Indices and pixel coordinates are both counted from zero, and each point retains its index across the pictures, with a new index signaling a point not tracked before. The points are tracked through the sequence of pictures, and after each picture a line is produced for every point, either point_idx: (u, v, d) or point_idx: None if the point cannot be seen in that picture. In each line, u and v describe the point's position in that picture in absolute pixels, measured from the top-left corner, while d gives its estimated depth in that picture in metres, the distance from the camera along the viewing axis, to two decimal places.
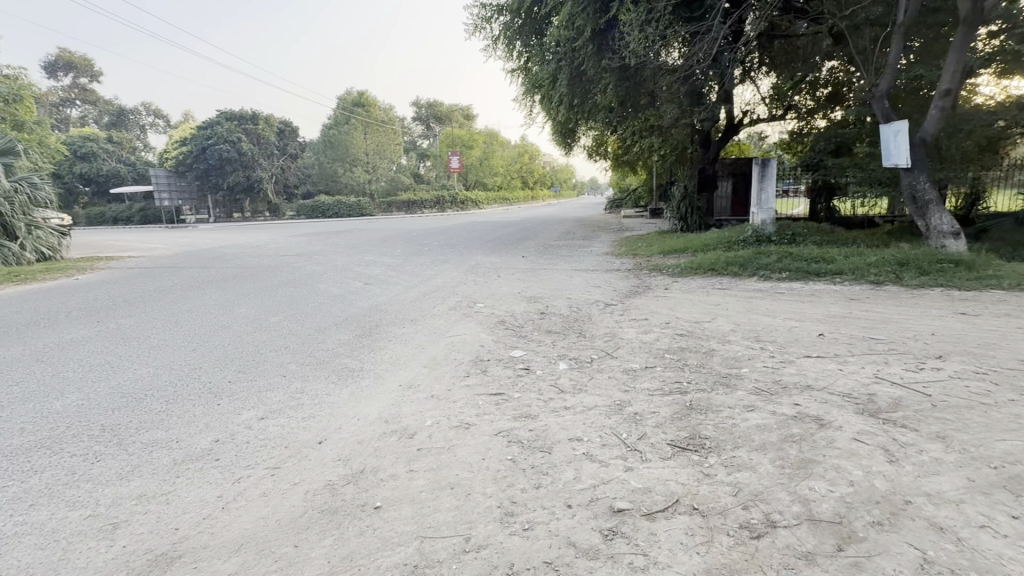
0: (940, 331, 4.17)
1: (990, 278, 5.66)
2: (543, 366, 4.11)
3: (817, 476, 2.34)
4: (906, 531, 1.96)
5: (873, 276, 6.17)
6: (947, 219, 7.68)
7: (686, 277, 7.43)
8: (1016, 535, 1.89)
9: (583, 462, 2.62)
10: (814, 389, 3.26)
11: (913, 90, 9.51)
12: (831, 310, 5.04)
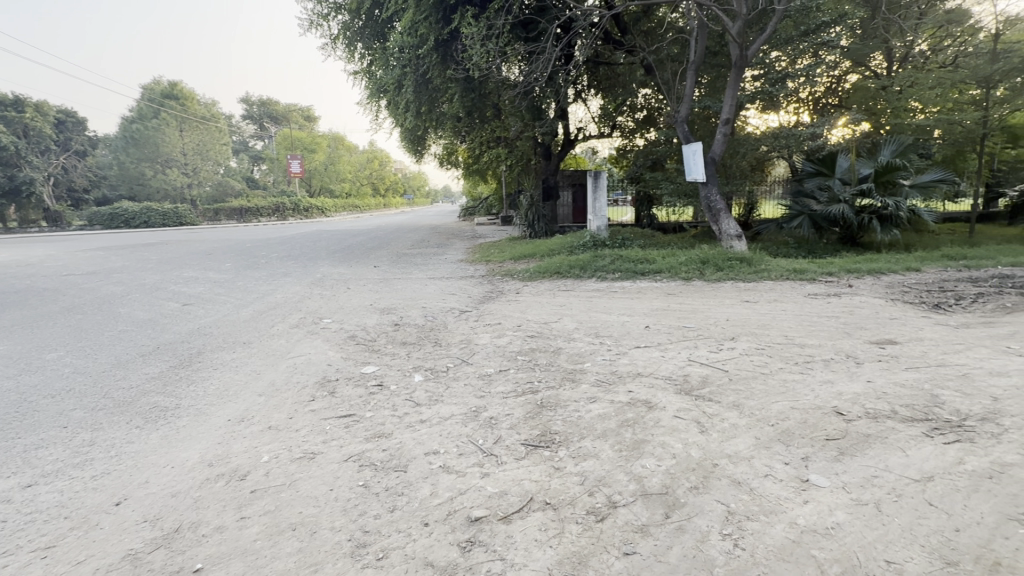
0: (732, 316, 5.07)
1: (763, 271, 7.08)
2: (397, 380, 3.95)
3: (647, 454, 2.63)
4: (715, 490, 2.30)
5: (684, 273, 7.26)
6: (732, 225, 9.40)
7: (535, 281, 7.86)
8: (788, 478, 2.36)
9: (439, 475, 2.57)
10: (643, 375, 3.69)
11: (704, 117, 11.46)
12: (654, 305, 5.77)
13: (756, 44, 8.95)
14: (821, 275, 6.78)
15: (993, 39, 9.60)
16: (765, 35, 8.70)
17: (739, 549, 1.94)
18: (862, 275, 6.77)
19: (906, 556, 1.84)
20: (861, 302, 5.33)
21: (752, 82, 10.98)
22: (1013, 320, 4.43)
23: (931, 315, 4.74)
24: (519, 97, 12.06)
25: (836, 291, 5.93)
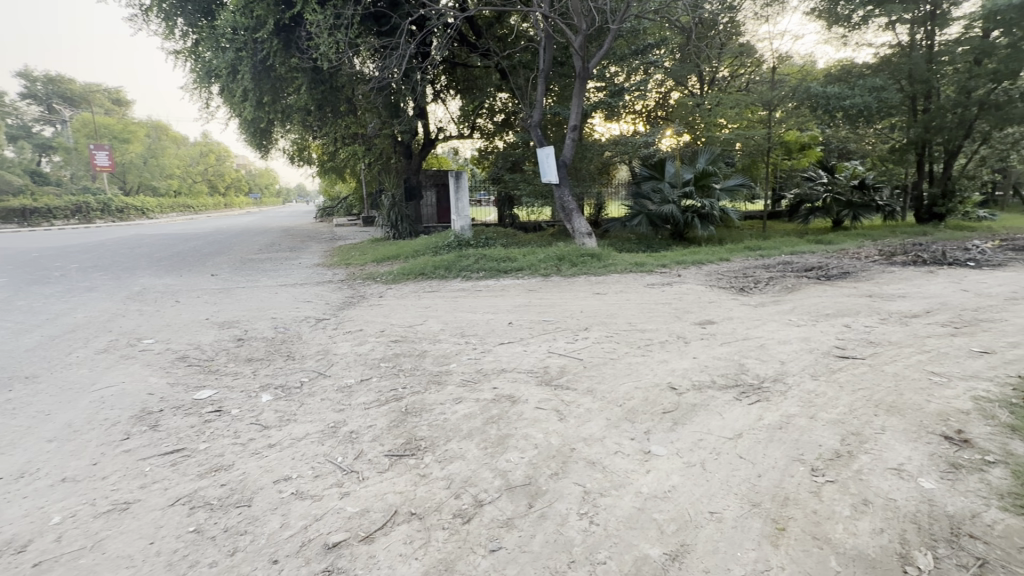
0: (586, 308, 5.48)
1: (611, 265, 7.80)
2: (240, 403, 3.49)
3: (511, 448, 2.70)
4: (573, 474, 2.44)
5: (543, 270, 7.65)
6: (584, 224, 10.19)
7: (399, 283, 7.62)
8: (633, 452, 2.61)
9: (291, 504, 2.32)
10: (507, 370, 3.79)
11: (556, 123, 12.23)
12: (516, 301, 5.98)
13: (596, 58, 9.82)
14: (657, 267, 7.69)
15: (771, 71, 11.86)
16: (602, 51, 9.57)
17: (594, 525, 2.09)
18: (688, 266, 7.83)
19: (725, 505, 2.15)
20: (687, 289, 6.16)
21: (595, 93, 12.03)
22: (793, 298, 5.52)
23: (738, 297, 5.67)
24: (374, 93, 11.59)
25: (668, 280, 6.77)
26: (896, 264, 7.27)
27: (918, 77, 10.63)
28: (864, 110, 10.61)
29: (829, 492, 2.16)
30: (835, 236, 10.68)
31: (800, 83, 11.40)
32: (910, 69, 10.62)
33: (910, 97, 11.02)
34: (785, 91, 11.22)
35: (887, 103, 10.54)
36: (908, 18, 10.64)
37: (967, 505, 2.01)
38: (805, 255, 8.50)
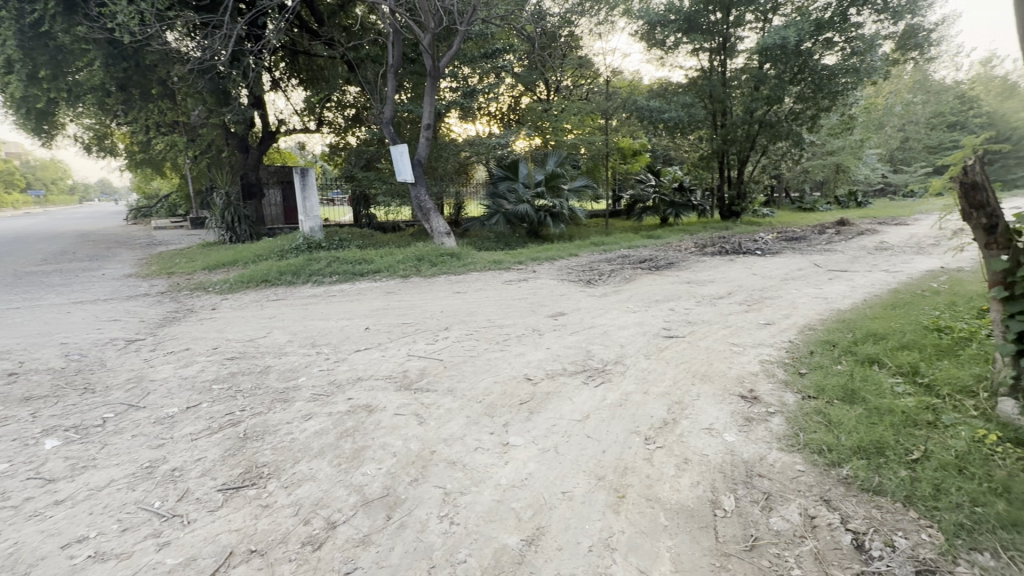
0: (446, 308, 5.47)
1: (470, 263, 7.91)
2: (12, 455, 2.76)
3: (367, 460, 2.56)
4: (433, 477, 2.41)
5: (402, 271, 7.45)
6: (442, 223, 10.16)
7: (236, 292, 6.76)
8: (492, 445, 2.67)
9: (89, 569, 1.91)
10: (363, 379, 3.59)
11: (409, 120, 11.99)
12: (374, 305, 5.72)
13: (445, 58, 9.84)
14: (514, 264, 8.00)
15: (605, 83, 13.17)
16: (452, 51, 9.63)
17: (454, 525, 2.08)
18: (542, 262, 8.31)
19: (575, 484, 2.31)
20: (541, 283, 6.53)
21: (448, 93, 12.15)
22: (630, 287, 6.19)
23: (585, 289, 6.17)
24: (195, 76, 10.11)
25: (524, 276, 7.09)
26: (707, 254, 8.61)
27: (716, 97, 12.73)
28: (678, 122, 12.36)
29: (659, 457, 2.45)
30: (663, 231, 12.30)
31: (629, 97, 12.89)
32: (710, 90, 12.67)
33: (712, 113, 13.13)
34: (618, 102, 12.56)
35: (695, 118, 12.45)
36: (706, 47, 12.66)
37: (757, 450, 2.45)
38: (639, 248, 9.63)
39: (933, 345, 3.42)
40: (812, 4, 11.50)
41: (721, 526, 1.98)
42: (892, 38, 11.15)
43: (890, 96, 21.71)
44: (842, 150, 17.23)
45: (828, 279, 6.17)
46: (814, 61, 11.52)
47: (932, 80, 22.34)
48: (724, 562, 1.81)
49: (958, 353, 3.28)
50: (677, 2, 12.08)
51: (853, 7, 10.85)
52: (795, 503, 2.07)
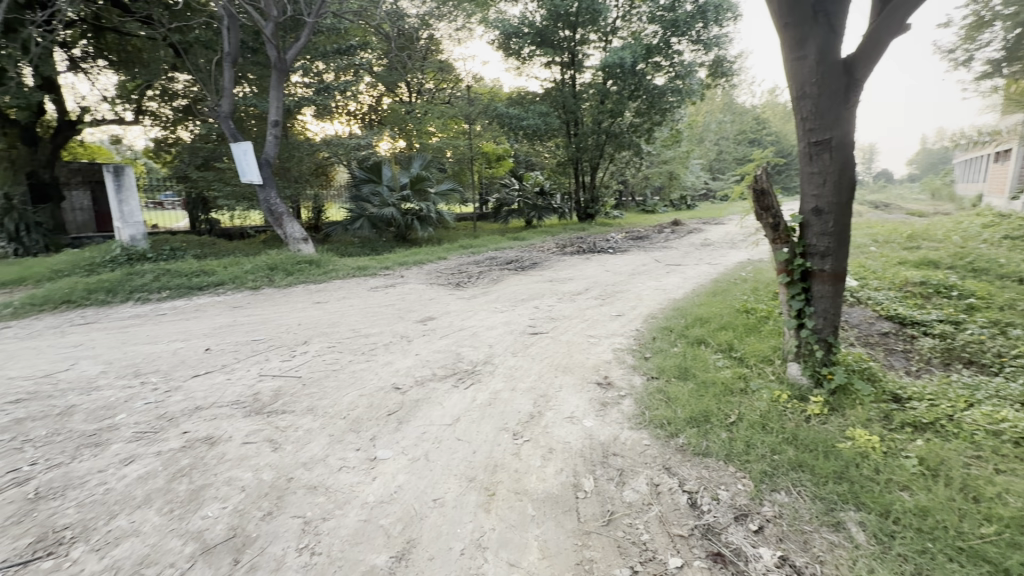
0: (304, 320, 5.05)
1: (332, 271, 7.42)
2: None
3: (207, 500, 2.24)
4: (291, 507, 2.19)
5: (251, 282, 6.70)
6: (298, 228, 9.36)
7: (24, 318, 5.45)
8: (358, 462, 2.52)
9: None
10: (203, 408, 3.14)
11: (254, 115, 10.84)
12: (217, 322, 5.04)
13: (293, 51, 9.15)
14: (381, 270, 7.71)
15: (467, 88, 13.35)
16: (300, 44, 8.95)
17: (316, 555, 1.92)
18: (410, 266, 8.13)
19: (445, 489, 2.28)
20: (409, 288, 6.38)
21: (300, 88, 11.23)
22: (497, 288, 6.36)
23: (454, 291, 6.19)
24: None
25: (392, 282, 6.86)
26: (567, 254, 9.24)
27: (568, 108, 13.78)
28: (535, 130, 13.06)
29: (526, 450, 2.54)
30: (527, 233, 12.91)
31: (489, 104, 13.31)
32: (563, 101, 13.64)
33: (565, 122, 14.13)
34: (479, 108, 12.85)
35: (550, 127, 13.27)
36: (557, 61, 13.60)
37: (612, 431, 2.68)
38: (506, 250, 9.96)
39: (743, 324, 4.10)
40: (643, 31, 12.98)
41: (583, 507, 2.11)
42: (705, 66, 13.03)
43: (707, 114, 25.52)
44: (674, 159, 19.83)
45: (666, 273, 7.04)
46: (647, 81, 13.02)
47: (736, 103, 26.81)
48: (585, 540, 1.92)
49: (760, 329, 3.98)
50: (530, 16, 12.80)
51: (674, 36, 12.35)
52: (643, 475, 2.30)
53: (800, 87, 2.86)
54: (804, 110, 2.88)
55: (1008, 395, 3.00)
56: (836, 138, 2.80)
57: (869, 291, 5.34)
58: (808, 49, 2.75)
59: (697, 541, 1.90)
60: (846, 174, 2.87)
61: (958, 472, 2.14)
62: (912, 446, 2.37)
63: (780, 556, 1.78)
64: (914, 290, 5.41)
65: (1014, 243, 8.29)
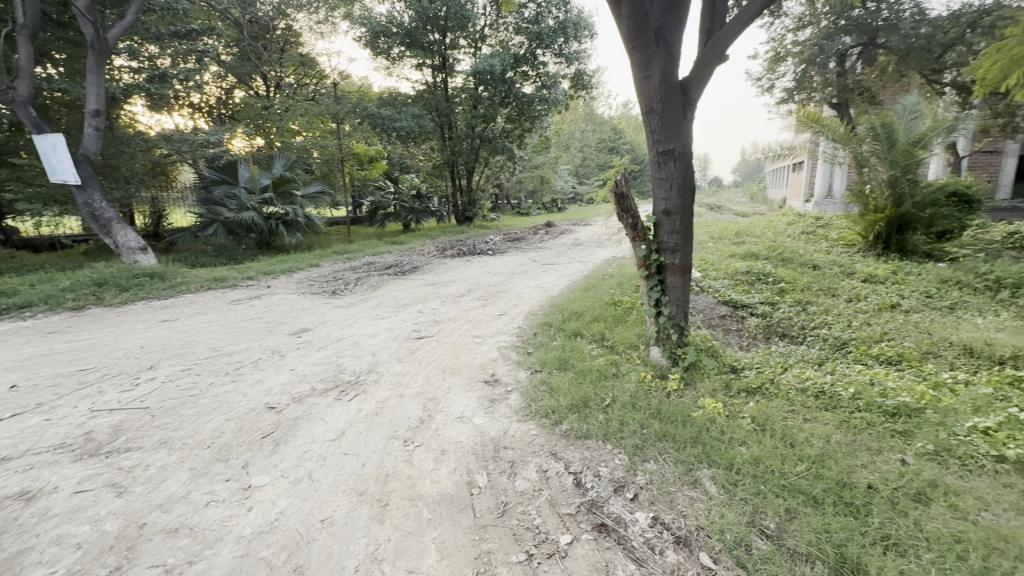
0: (149, 342, 4.37)
1: (180, 284, 6.50)
2: None
3: (26, 569, 1.83)
4: (146, 556, 1.90)
5: (72, 301, 5.59)
6: (132, 236, 8.02)
7: None
8: (229, 494, 2.26)
9: None
10: (12, 459, 2.55)
11: (64, 102, 9.04)
12: (26, 353, 4.12)
13: (115, 30, 7.88)
14: (242, 280, 6.96)
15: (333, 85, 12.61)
16: (125, 23, 7.73)
17: None
18: (277, 275, 7.48)
19: (334, 508, 2.15)
20: (279, 299, 5.87)
21: (127, 74, 9.59)
22: (377, 294, 6.15)
23: (331, 300, 5.84)
24: None
25: (257, 293, 6.24)
26: (448, 256, 9.26)
27: (442, 111, 13.80)
28: (409, 132, 12.84)
29: (418, 455, 2.51)
30: (404, 237, 12.67)
31: (359, 103, 12.75)
32: (436, 104, 13.61)
33: (439, 126, 14.10)
34: (347, 107, 12.24)
35: (424, 130, 13.14)
36: (428, 63, 13.54)
37: (501, 426, 2.77)
38: (384, 254, 9.67)
39: (612, 315, 4.51)
40: (511, 40, 13.49)
41: (478, 503, 2.15)
42: (568, 78, 13.97)
43: (572, 123, 27.34)
44: (544, 164, 20.91)
45: (542, 272, 7.43)
46: (517, 89, 13.56)
47: (597, 113, 29.17)
48: (481, 534, 1.96)
49: (625, 319, 4.43)
50: (397, 16, 12.56)
51: (539, 48, 13.03)
52: (533, 464, 2.42)
53: (647, 103, 3.23)
54: (652, 123, 3.26)
55: (809, 358, 3.76)
56: (678, 148, 3.24)
57: (709, 280, 6.22)
58: (653, 69, 3.12)
59: (583, 516, 2.05)
60: (687, 181, 3.32)
61: (779, 424, 2.63)
62: (746, 407, 2.84)
63: (652, 517, 2.00)
64: (743, 278, 6.43)
65: (808, 237, 10.29)
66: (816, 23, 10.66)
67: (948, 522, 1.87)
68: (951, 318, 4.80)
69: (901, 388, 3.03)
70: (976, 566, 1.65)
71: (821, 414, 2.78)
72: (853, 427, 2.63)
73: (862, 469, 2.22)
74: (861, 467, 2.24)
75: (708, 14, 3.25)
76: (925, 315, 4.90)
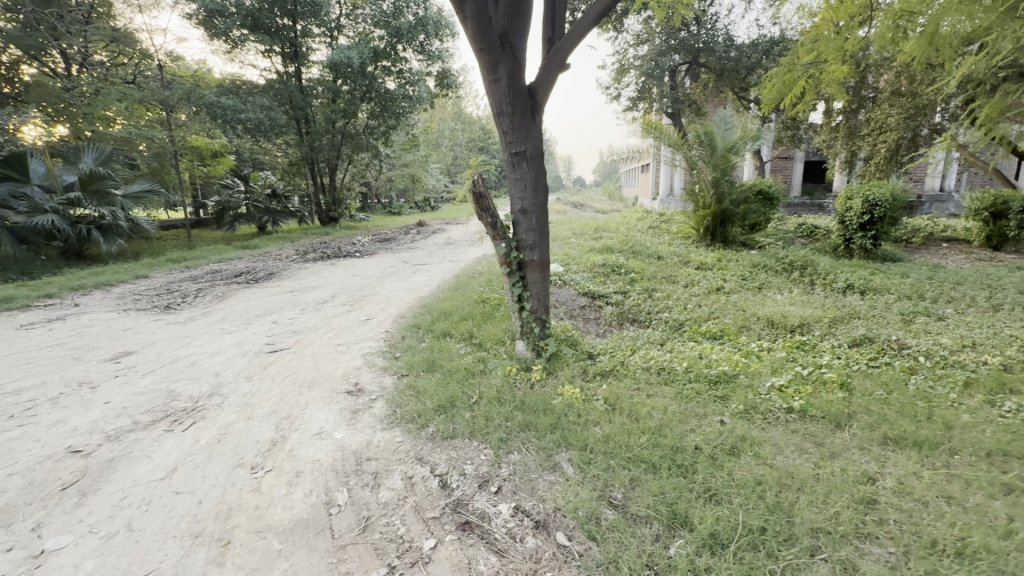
0: None
1: None
2: None
3: None
4: None
5: None
6: None
7: None
8: (9, 567, 1.81)
9: None
10: None
11: None
12: None
13: None
14: (38, 299, 5.67)
15: (160, 68, 10.95)
16: None
17: None
18: (90, 290, 6.25)
19: (161, 558, 1.85)
20: (91, 320, 4.90)
21: None
22: (223, 306, 5.47)
23: (162, 316, 5.04)
24: None
25: (59, 314, 5.13)
26: (309, 260, 8.61)
27: (297, 103, 12.64)
28: (257, 125, 11.58)
29: (268, 481, 2.28)
30: (258, 240, 11.47)
31: (194, 89, 11.21)
32: (290, 95, 12.42)
33: (294, 119, 12.99)
34: (178, 93, 10.68)
35: (276, 123, 11.95)
36: (277, 50, 12.41)
37: (364, 438, 2.64)
38: (233, 261, 8.65)
39: (480, 313, 4.59)
40: (372, 33, 12.86)
41: (336, 523, 2.02)
42: (432, 76, 13.83)
43: (441, 121, 27.16)
44: (414, 163, 20.50)
45: (412, 272, 7.29)
46: (379, 84, 13.08)
47: (465, 113, 29.40)
48: (339, 554, 1.85)
49: (493, 316, 4.54)
50: None
51: (400, 44, 12.64)
52: (398, 472, 2.34)
53: (498, 105, 3.32)
54: (504, 125, 3.36)
55: (653, 339, 4.22)
56: (530, 150, 3.39)
57: (571, 274, 6.65)
58: (501, 73, 3.21)
59: (447, 517, 2.04)
60: (540, 181, 3.50)
61: (627, 401, 2.90)
62: (600, 390, 3.09)
63: (514, 506, 2.07)
64: (600, 270, 7.00)
65: (654, 231, 11.56)
66: (651, 40, 11.94)
67: (752, 468, 2.23)
68: (759, 296, 5.75)
69: (721, 359, 3.55)
70: (771, 502, 1.99)
71: (660, 388, 3.14)
72: (685, 397, 3.02)
73: (690, 433, 2.55)
74: (690, 431, 2.58)
75: (548, 24, 3.44)
76: (741, 295, 5.80)
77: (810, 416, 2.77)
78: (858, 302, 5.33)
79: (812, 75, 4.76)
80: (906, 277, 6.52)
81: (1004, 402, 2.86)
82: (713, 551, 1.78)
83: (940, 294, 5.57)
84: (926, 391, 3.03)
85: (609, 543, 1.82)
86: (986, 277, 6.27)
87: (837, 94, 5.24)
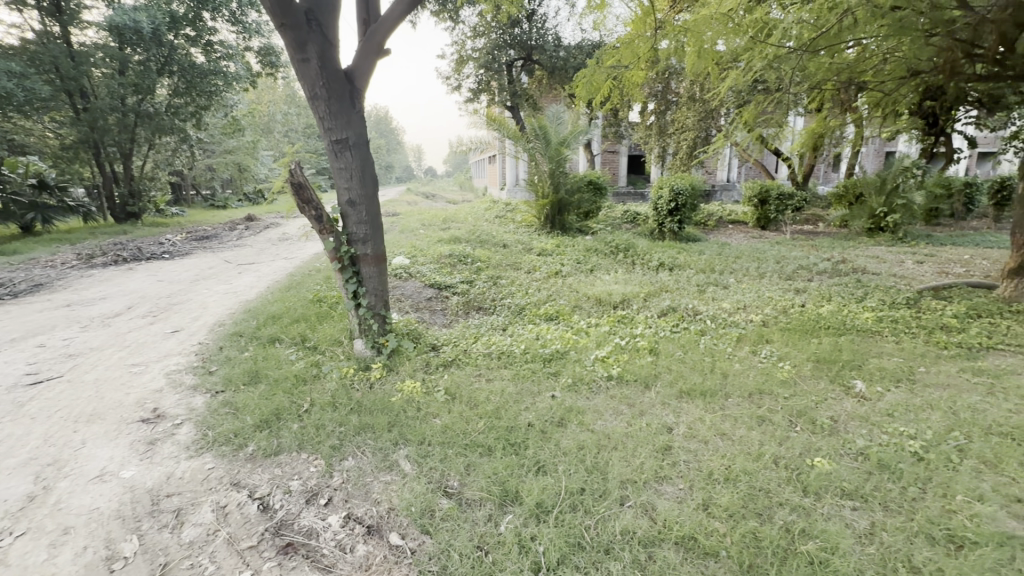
0: None
1: None
2: None
3: None
4: None
5: None
6: None
7: None
8: None
9: None
10: None
11: None
12: None
13: None
14: None
15: None
16: None
17: None
18: None
19: None
20: None
21: None
22: None
23: None
24: None
25: None
26: (96, 266, 7.06)
27: (65, 73, 10.18)
28: (6, 96, 9.05)
29: (20, 549, 1.81)
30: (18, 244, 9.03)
31: None
32: (53, 62, 9.92)
33: (63, 91, 10.44)
34: None
35: (35, 95, 9.46)
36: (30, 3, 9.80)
37: (163, 472, 2.25)
38: None
39: (314, 313, 4.26)
40: None
41: None
42: (252, 51, 12.29)
43: (271, 103, 24.40)
44: (238, 149, 18.12)
45: (237, 273, 6.46)
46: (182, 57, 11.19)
47: (299, 96, 26.83)
48: None
49: (329, 315, 4.24)
50: None
51: (205, 11, 10.92)
52: (207, 504, 2.05)
53: (310, 88, 3.05)
54: (319, 110, 3.11)
55: (496, 325, 4.37)
56: (351, 138, 3.19)
57: (417, 266, 6.54)
58: (309, 53, 2.96)
59: (266, 543, 1.85)
60: (366, 170, 3.33)
61: (466, 389, 2.95)
62: (441, 381, 3.10)
63: (345, 516, 1.96)
64: (446, 261, 7.01)
65: (500, 221, 11.95)
66: (487, 34, 12.16)
67: (576, 435, 2.45)
68: (590, 278, 6.34)
69: (555, 339, 3.84)
70: (591, 463, 2.21)
71: (500, 371, 3.27)
72: (521, 377, 3.19)
73: (524, 412, 2.70)
74: (525, 410, 2.73)
75: (362, 4, 3.27)
76: (575, 278, 6.32)
77: (625, 380, 3.14)
78: (666, 277, 6.20)
79: (619, 77, 5.31)
80: (702, 254, 7.78)
81: (762, 350, 3.59)
82: (539, 519, 1.90)
83: (725, 267, 6.76)
84: (711, 347, 3.67)
85: (441, 533, 1.83)
86: (755, 252, 7.80)
87: (641, 96, 5.96)
